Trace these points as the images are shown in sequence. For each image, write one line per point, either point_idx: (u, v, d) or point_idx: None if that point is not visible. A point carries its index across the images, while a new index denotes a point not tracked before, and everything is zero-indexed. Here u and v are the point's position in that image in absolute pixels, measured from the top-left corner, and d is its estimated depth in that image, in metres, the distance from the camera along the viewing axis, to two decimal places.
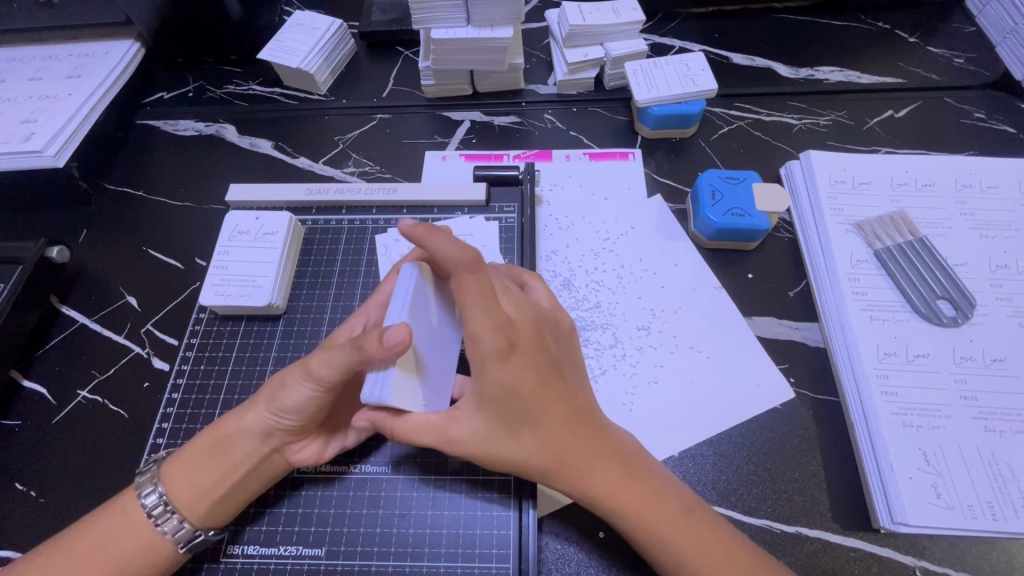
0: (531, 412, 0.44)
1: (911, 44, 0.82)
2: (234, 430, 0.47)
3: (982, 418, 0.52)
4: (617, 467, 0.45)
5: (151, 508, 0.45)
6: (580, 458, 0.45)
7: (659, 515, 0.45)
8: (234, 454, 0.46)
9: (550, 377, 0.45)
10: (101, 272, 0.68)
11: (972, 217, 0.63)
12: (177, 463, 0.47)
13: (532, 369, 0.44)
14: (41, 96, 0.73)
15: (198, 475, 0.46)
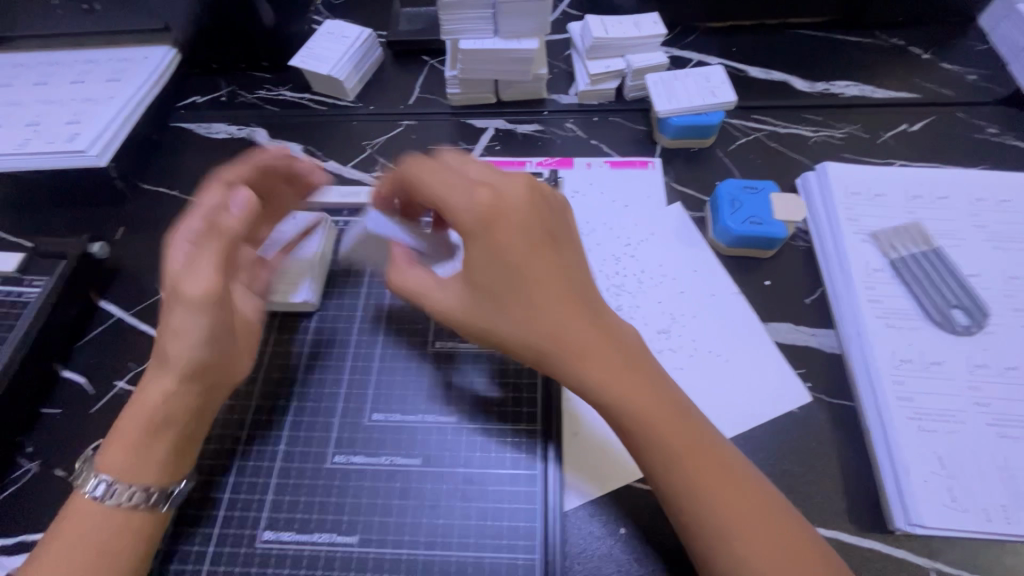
0: (523, 286, 0.47)
1: (925, 60, 0.84)
2: (150, 391, 0.47)
3: (995, 425, 0.53)
4: (619, 365, 0.48)
5: (98, 491, 0.45)
6: (575, 342, 0.47)
7: (663, 418, 0.47)
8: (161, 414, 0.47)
9: (542, 247, 0.48)
10: (138, 268, 0.71)
11: (986, 229, 0.64)
12: (111, 450, 0.47)
13: (538, 262, 0.47)
14: (83, 99, 0.76)
15: (135, 445, 0.47)
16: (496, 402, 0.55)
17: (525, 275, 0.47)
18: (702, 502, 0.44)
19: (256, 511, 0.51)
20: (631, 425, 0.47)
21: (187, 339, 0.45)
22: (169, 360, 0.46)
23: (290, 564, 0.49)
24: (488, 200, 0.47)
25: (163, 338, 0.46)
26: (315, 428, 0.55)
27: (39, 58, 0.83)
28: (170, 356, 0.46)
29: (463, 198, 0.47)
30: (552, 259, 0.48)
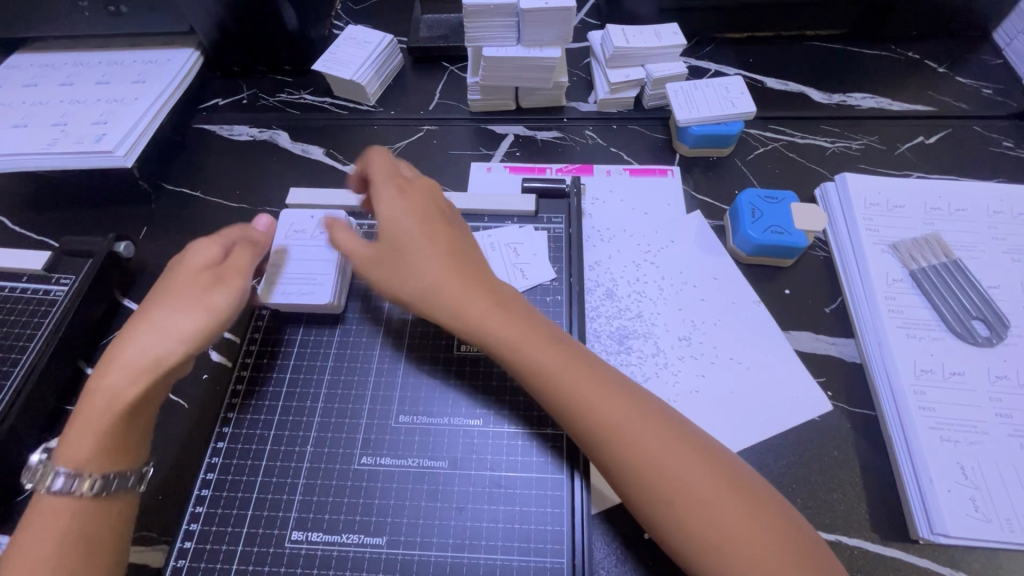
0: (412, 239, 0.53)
1: (941, 74, 0.85)
2: (106, 378, 0.49)
3: (1017, 436, 0.53)
4: (555, 348, 0.49)
5: (62, 483, 0.46)
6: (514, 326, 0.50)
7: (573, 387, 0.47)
8: (120, 402, 0.48)
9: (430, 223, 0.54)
10: (161, 268, 0.71)
11: (1005, 241, 0.65)
12: (79, 435, 0.47)
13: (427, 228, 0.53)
14: (109, 100, 0.77)
15: (92, 437, 0.47)
16: (520, 406, 0.56)
17: (415, 243, 0.53)
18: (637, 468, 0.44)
19: (285, 511, 0.51)
20: (572, 411, 0.47)
21: (175, 330, 0.50)
22: (147, 347, 0.50)
23: (319, 564, 0.49)
24: (425, 195, 0.56)
25: (141, 328, 0.51)
26: (342, 429, 0.55)
27: (65, 59, 0.84)
28: (146, 349, 0.50)
29: (409, 204, 0.55)
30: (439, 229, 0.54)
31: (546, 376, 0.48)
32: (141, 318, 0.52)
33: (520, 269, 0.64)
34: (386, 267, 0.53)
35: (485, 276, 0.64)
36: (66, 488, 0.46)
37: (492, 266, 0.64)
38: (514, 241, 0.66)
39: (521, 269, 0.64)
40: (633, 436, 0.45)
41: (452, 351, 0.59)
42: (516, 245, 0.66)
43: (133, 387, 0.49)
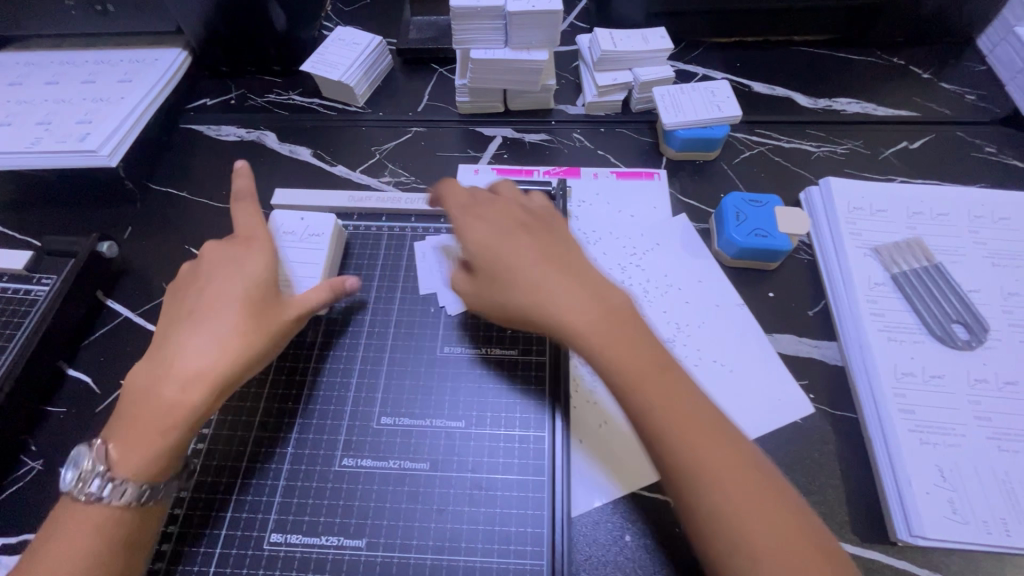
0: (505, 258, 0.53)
1: (925, 79, 0.86)
2: (170, 384, 0.48)
3: (995, 438, 0.54)
4: (642, 361, 0.48)
5: (102, 491, 0.45)
6: (612, 337, 0.49)
7: (649, 384, 0.47)
8: (181, 417, 0.47)
9: (534, 242, 0.54)
10: (145, 269, 0.71)
11: (985, 246, 0.66)
12: (136, 447, 0.46)
13: (524, 242, 0.54)
14: (94, 99, 0.77)
15: (147, 442, 0.47)
16: (496, 407, 0.56)
17: (520, 255, 0.53)
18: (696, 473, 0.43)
19: (264, 513, 0.51)
20: (652, 423, 0.45)
21: (249, 349, 0.50)
22: (215, 361, 0.49)
23: (298, 566, 0.49)
24: (513, 217, 0.56)
25: (208, 337, 0.50)
26: (323, 431, 0.55)
27: (50, 57, 0.84)
28: (210, 368, 0.49)
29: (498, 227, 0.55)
30: (544, 239, 0.55)
31: (626, 370, 0.47)
32: (204, 320, 0.51)
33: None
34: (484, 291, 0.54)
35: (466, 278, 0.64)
36: (106, 497, 0.45)
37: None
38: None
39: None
40: (700, 447, 0.44)
41: (435, 353, 0.59)
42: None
43: (198, 406, 0.48)
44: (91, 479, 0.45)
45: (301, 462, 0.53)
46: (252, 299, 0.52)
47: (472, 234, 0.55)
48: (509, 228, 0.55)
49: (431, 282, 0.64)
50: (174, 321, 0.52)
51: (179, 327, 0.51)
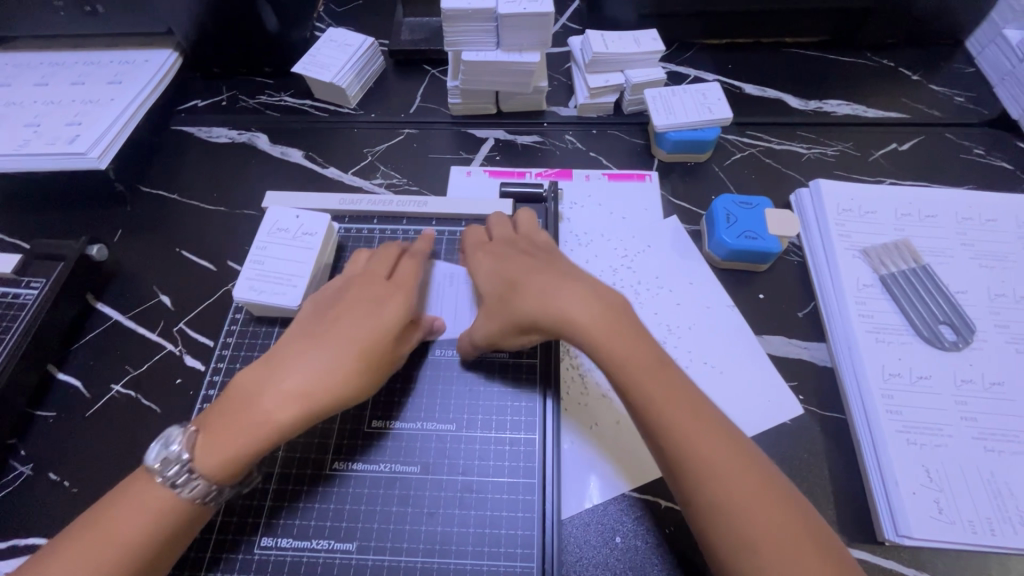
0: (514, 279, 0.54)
1: (914, 81, 0.87)
2: (272, 394, 0.47)
3: (980, 438, 0.54)
4: (652, 370, 0.48)
5: (178, 481, 0.45)
6: (620, 345, 0.49)
7: (636, 369, 0.48)
8: (276, 433, 0.46)
9: (540, 262, 0.56)
10: (136, 272, 0.71)
11: (972, 247, 0.66)
12: (221, 449, 0.45)
13: (527, 262, 0.56)
14: (84, 100, 0.76)
15: (234, 447, 0.46)
16: (485, 409, 0.57)
17: (523, 274, 0.54)
18: (679, 446, 0.45)
19: (255, 517, 0.51)
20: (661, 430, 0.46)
21: (358, 379, 0.49)
22: (321, 386, 0.48)
23: (289, 570, 0.49)
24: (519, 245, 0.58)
25: (321, 357, 0.49)
26: (313, 434, 0.55)
27: (39, 59, 0.83)
28: (318, 392, 0.48)
29: (501, 255, 0.57)
30: (547, 260, 0.56)
31: (622, 363, 0.48)
32: (326, 339, 0.50)
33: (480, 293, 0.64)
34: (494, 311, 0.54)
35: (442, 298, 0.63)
36: (181, 489, 0.45)
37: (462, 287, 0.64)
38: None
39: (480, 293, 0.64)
40: (683, 422, 0.45)
41: (427, 355, 0.60)
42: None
43: (294, 427, 0.47)
44: (173, 466, 0.45)
45: (294, 465, 0.53)
46: (387, 328, 0.51)
47: (479, 268, 0.58)
48: (512, 253, 0.57)
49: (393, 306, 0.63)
50: (297, 336, 0.51)
51: (296, 340, 0.50)
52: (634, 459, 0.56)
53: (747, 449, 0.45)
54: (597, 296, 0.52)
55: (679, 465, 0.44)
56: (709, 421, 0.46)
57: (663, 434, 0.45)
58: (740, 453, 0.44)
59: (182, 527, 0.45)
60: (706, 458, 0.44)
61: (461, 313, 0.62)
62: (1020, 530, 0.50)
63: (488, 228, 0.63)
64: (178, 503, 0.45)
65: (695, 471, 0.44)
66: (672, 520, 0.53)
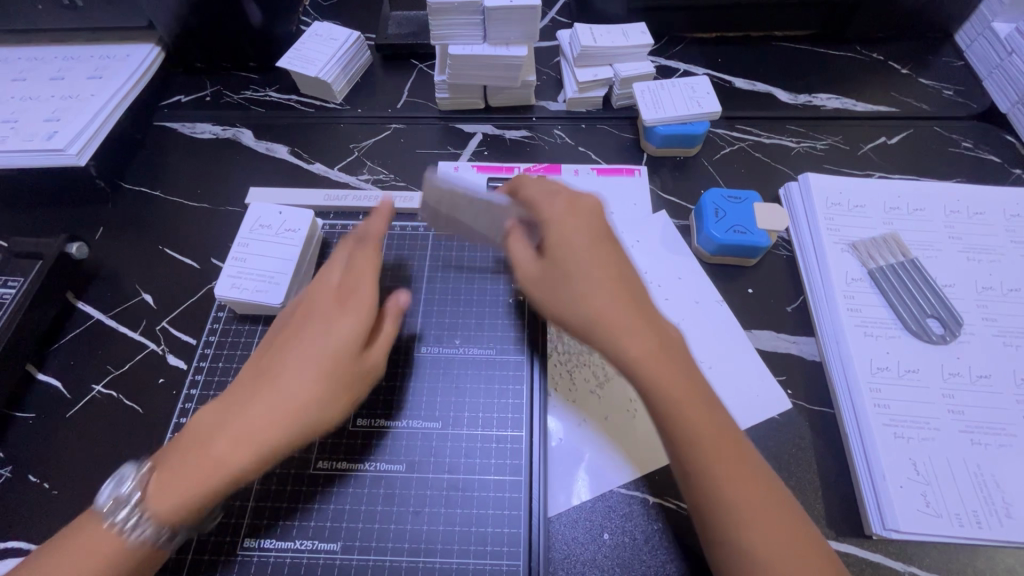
0: (579, 266, 0.50)
1: (903, 75, 0.87)
2: (223, 435, 0.44)
3: (968, 431, 0.54)
4: (700, 418, 0.46)
5: (128, 525, 0.42)
6: (678, 383, 0.46)
7: (677, 408, 0.45)
8: (227, 477, 0.43)
9: (606, 257, 0.50)
10: (117, 270, 0.69)
11: (960, 240, 0.66)
12: (171, 488, 0.43)
13: (593, 253, 0.50)
14: (63, 96, 0.75)
15: (189, 488, 0.43)
16: (472, 406, 0.56)
17: (588, 264, 0.50)
18: (714, 494, 0.43)
19: (238, 517, 0.50)
20: (702, 474, 0.44)
21: (315, 407, 0.46)
22: (280, 423, 0.45)
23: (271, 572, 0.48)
24: (588, 224, 0.52)
25: (279, 387, 0.46)
26: None
27: (17, 53, 0.82)
28: (273, 433, 0.44)
29: (570, 230, 0.51)
30: (615, 256, 0.51)
31: (676, 404, 0.46)
32: (286, 368, 0.46)
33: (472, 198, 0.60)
34: (543, 292, 0.51)
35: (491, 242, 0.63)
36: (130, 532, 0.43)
37: (465, 229, 0.63)
38: (440, 179, 0.62)
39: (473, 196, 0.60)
40: (722, 471, 0.44)
41: (413, 352, 0.59)
42: (433, 206, 0.63)
43: (244, 473, 0.44)
44: (122, 509, 0.43)
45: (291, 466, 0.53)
46: (347, 350, 0.48)
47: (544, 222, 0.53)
48: (583, 234, 0.51)
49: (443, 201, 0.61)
50: (262, 374, 0.47)
51: (256, 372, 0.48)
52: (637, 448, 0.56)
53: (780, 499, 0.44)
54: (660, 332, 0.48)
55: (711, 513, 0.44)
56: (747, 472, 0.44)
57: (697, 478, 0.44)
58: (775, 512, 0.43)
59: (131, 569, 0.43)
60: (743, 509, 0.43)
61: (446, 309, 0.63)
62: (1006, 522, 0.50)
63: (544, 184, 0.56)
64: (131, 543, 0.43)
65: (725, 520, 0.43)
66: (660, 515, 0.52)
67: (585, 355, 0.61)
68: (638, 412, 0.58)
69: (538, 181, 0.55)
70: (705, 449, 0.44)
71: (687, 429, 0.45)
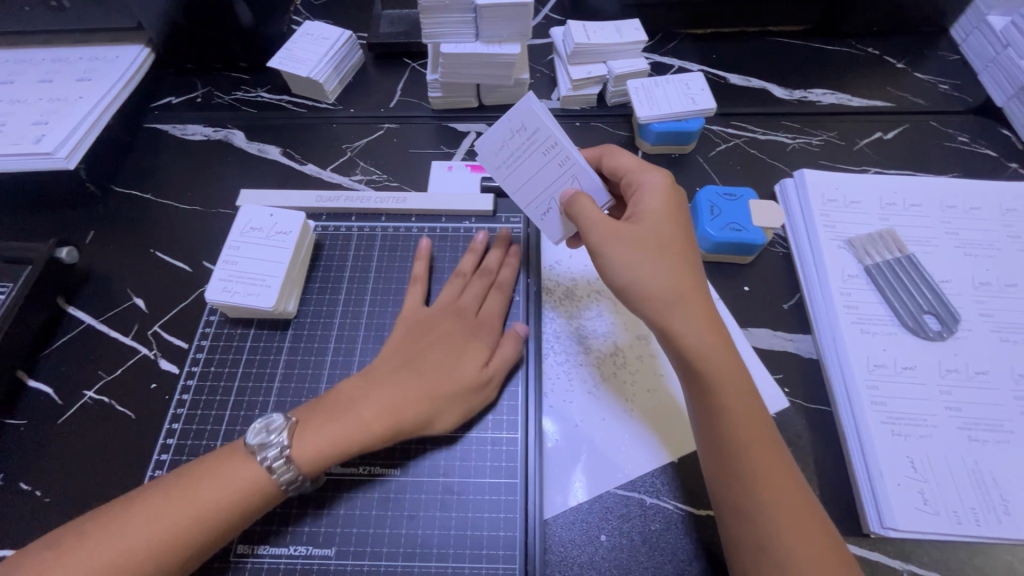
0: (657, 239, 0.52)
1: (899, 69, 0.86)
2: (371, 402, 0.50)
3: (965, 428, 0.54)
4: (749, 418, 0.47)
5: (275, 464, 0.46)
6: (735, 375, 0.49)
7: (734, 401, 0.47)
8: (362, 441, 0.48)
9: (681, 243, 0.53)
10: (108, 274, 0.69)
11: (957, 236, 0.66)
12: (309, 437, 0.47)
13: (669, 237, 0.53)
14: (52, 98, 0.74)
15: (333, 440, 0.48)
16: None
17: (665, 242, 0.52)
18: (754, 492, 0.45)
19: None
20: (746, 467, 0.46)
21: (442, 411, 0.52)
22: (411, 407, 0.50)
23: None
24: (671, 211, 0.55)
25: (414, 375, 0.52)
26: None
27: (5, 56, 0.81)
28: (411, 409, 0.50)
29: (654, 207, 0.54)
30: (687, 247, 0.53)
31: (734, 392, 0.48)
32: (428, 369, 0.53)
33: (568, 152, 0.56)
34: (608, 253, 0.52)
35: (536, 206, 0.58)
36: (273, 472, 0.46)
37: (522, 171, 0.57)
38: (552, 117, 0.56)
39: (570, 149, 0.56)
40: (768, 467, 0.45)
41: None
42: (513, 130, 0.56)
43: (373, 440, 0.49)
44: (272, 447, 0.46)
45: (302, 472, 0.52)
46: (471, 375, 0.54)
47: (642, 203, 0.55)
48: (665, 218, 0.54)
49: (492, 143, 0.57)
50: (401, 354, 0.54)
51: (399, 356, 0.54)
52: (670, 433, 0.56)
53: (812, 505, 0.45)
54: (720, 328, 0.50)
55: (750, 509, 0.44)
56: (788, 476, 0.46)
57: (742, 470, 0.46)
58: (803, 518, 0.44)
59: (255, 501, 0.45)
60: (774, 512, 0.44)
61: None
62: (1003, 519, 0.50)
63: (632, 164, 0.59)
64: (267, 485, 0.46)
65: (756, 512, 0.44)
66: (656, 517, 0.52)
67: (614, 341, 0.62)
68: (663, 396, 0.59)
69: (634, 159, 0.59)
70: (755, 444, 0.46)
71: (744, 422, 0.47)
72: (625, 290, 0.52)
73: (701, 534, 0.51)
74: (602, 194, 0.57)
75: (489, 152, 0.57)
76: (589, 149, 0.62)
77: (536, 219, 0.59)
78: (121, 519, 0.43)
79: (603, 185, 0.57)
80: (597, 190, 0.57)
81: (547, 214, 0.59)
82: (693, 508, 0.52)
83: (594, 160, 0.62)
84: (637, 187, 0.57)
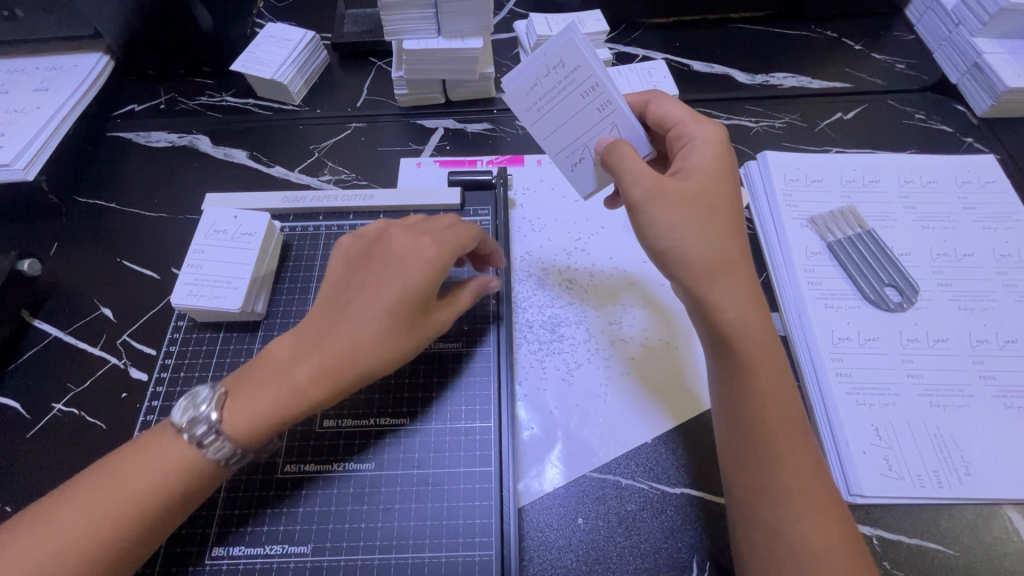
0: (704, 202, 0.50)
1: (857, 51, 0.88)
2: (304, 362, 0.46)
3: (927, 395, 0.56)
4: (778, 393, 0.47)
5: (206, 441, 0.44)
6: (763, 350, 0.48)
7: (762, 378, 0.47)
8: (305, 401, 0.45)
9: (726, 206, 0.51)
10: (74, 285, 0.68)
11: (915, 210, 0.68)
12: (240, 409, 0.45)
13: (720, 197, 0.51)
14: (8, 109, 0.73)
15: (261, 411, 0.45)
16: (438, 401, 0.57)
17: (713, 202, 0.50)
18: (771, 472, 0.45)
19: (205, 526, 0.50)
20: (767, 440, 0.46)
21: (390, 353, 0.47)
22: (368, 345, 0.46)
23: None
24: (722, 167, 0.52)
25: (349, 324, 0.47)
26: None
27: None
28: (363, 347, 0.46)
29: (703, 165, 0.52)
30: (733, 209, 0.51)
31: (756, 368, 0.48)
32: (362, 304, 0.47)
33: (609, 97, 0.54)
34: (657, 212, 0.50)
35: (568, 155, 0.57)
36: (205, 448, 0.44)
37: (555, 114, 0.55)
38: (595, 55, 0.53)
39: (610, 93, 0.54)
40: (789, 442, 0.46)
41: None
42: (550, 68, 0.53)
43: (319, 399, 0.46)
44: (201, 426, 0.44)
45: (275, 472, 0.53)
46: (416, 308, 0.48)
47: (691, 157, 0.53)
48: (717, 176, 0.52)
49: (525, 79, 0.54)
50: (336, 289, 0.49)
51: (337, 292, 0.49)
52: (669, 404, 0.58)
53: (824, 482, 0.45)
54: (755, 302, 0.49)
55: (768, 491, 0.45)
56: (808, 454, 0.46)
57: (765, 450, 0.46)
58: (819, 491, 0.44)
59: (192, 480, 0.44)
60: (798, 500, 0.44)
61: None
62: (965, 480, 0.51)
63: (676, 115, 0.57)
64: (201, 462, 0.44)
65: (764, 488, 0.45)
66: (634, 497, 0.53)
67: (589, 328, 0.63)
68: (638, 378, 0.59)
69: (680, 111, 0.57)
70: (783, 429, 0.46)
71: (775, 404, 0.47)
72: (668, 253, 0.50)
73: (675, 512, 0.52)
74: (642, 144, 0.55)
75: (522, 89, 0.54)
76: (633, 95, 0.61)
77: (566, 168, 0.58)
78: (60, 502, 0.42)
79: (642, 137, 0.55)
80: (637, 140, 0.55)
81: (578, 164, 0.57)
82: (667, 488, 0.53)
83: (639, 107, 0.60)
84: (688, 140, 0.54)
